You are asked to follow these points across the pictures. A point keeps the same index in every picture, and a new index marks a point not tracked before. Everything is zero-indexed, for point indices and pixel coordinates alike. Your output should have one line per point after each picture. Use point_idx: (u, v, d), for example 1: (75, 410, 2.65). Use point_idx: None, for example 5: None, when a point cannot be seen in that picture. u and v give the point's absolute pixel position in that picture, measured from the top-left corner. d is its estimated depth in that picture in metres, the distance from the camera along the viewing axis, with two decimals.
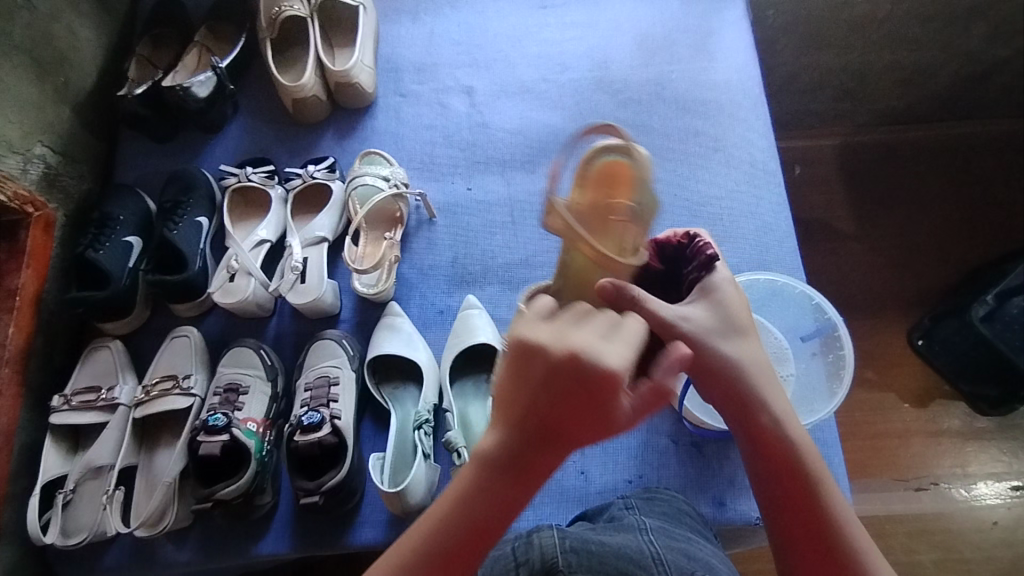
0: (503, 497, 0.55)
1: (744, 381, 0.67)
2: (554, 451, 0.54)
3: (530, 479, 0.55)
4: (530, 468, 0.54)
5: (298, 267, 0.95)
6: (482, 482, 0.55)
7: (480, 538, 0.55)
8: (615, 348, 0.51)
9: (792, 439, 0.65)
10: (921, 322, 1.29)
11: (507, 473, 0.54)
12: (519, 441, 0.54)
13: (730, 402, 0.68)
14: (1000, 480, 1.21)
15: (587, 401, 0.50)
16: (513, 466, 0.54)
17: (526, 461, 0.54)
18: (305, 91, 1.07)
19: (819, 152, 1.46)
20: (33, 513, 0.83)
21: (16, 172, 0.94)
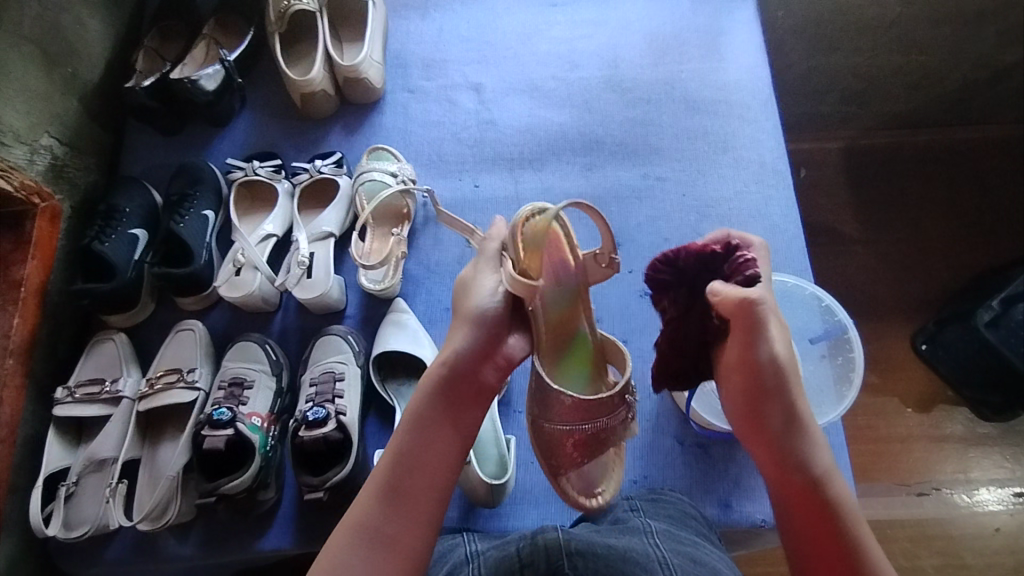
0: (452, 410, 0.68)
1: (779, 421, 0.67)
2: (472, 357, 0.68)
3: (465, 396, 0.68)
4: (459, 379, 0.68)
5: (304, 262, 0.94)
6: (438, 396, 0.68)
7: (428, 451, 0.65)
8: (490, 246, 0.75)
9: (824, 480, 0.65)
10: (926, 326, 1.28)
11: (454, 384, 0.68)
12: (461, 354, 0.68)
13: (764, 423, 0.68)
14: (1002, 486, 1.20)
15: (465, 304, 0.72)
16: (459, 377, 0.68)
17: (454, 376, 0.68)
18: (313, 86, 1.06)
19: (825, 154, 1.46)
20: (36, 506, 0.82)
21: (22, 163, 0.94)
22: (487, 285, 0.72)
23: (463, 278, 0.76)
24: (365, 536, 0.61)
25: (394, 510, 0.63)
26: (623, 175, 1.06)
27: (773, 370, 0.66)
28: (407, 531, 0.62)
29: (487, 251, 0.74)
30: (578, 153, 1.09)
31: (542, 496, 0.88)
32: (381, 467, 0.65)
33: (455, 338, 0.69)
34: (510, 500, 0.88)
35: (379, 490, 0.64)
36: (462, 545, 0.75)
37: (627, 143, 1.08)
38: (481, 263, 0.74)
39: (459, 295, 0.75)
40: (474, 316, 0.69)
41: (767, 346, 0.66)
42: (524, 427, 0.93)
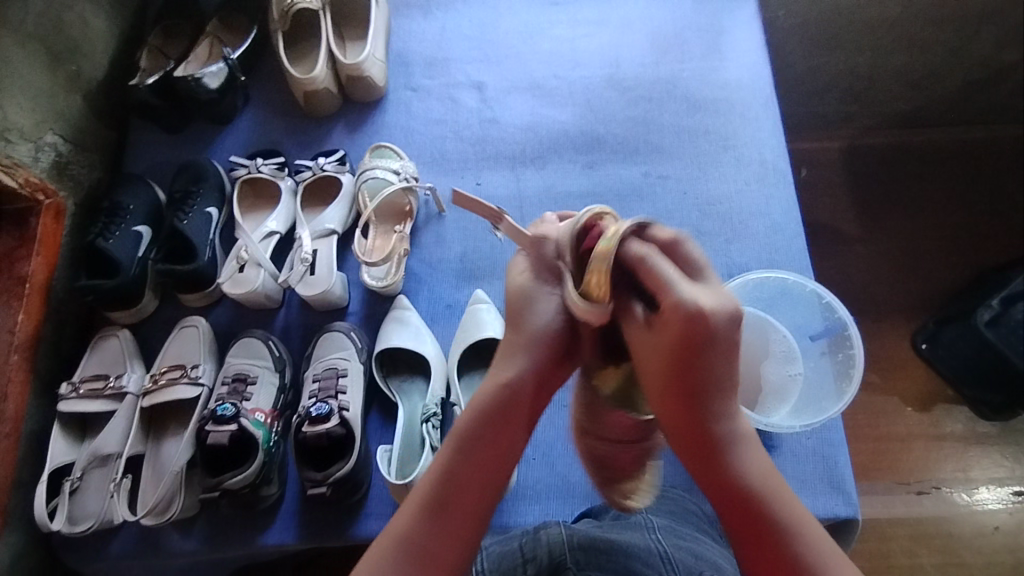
0: (506, 430, 0.63)
1: (703, 391, 0.58)
2: (532, 379, 0.64)
3: (519, 416, 0.64)
4: (515, 401, 0.63)
5: (308, 259, 0.95)
6: (494, 411, 0.63)
7: (478, 469, 0.61)
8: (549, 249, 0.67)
9: (774, 501, 0.57)
10: (926, 325, 1.28)
11: (511, 402, 0.63)
12: (521, 377, 0.64)
13: (695, 442, 0.59)
14: (1002, 485, 1.20)
15: (524, 322, 0.66)
16: (515, 396, 0.63)
17: (508, 396, 0.63)
18: (316, 84, 1.07)
19: (826, 154, 1.46)
20: (40, 500, 0.83)
21: (27, 159, 0.94)
22: (548, 301, 0.66)
23: (514, 284, 0.68)
24: (403, 549, 0.58)
25: (439, 527, 0.59)
26: (624, 174, 1.07)
27: (705, 380, 0.57)
28: (450, 548, 0.58)
29: (543, 256, 0.67)
30: (580, 152, 1.09)
31: (544, 492, 0.89)
32: (426, 484, 0.61)
33: (518, 360, 0.65)
34: (512, 496, 0.88)
35: (424, 507, 0.60)
36: None
37: (629, 142, 1.09)
38: (540, 272, 0.67)
39: (512, 305, 0.67)
40: (535, 339, 0.65)
41: (706, 352, 0.55)
42: None
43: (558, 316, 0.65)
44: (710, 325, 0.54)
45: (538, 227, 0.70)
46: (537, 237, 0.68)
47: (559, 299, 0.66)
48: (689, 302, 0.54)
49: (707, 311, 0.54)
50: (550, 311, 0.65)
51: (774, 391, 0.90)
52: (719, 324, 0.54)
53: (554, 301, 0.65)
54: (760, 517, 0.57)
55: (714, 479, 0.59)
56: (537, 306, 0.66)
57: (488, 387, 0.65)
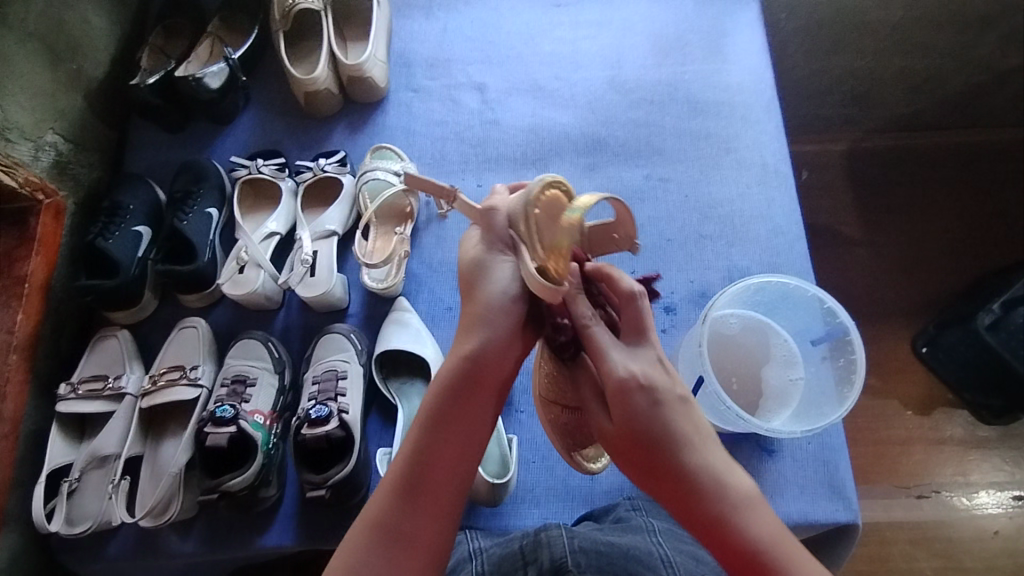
0: (472, 409, 0.64)
1: (668, 443, 0.60)
2: (496, 347, 0.66)
3: (482, 388, 0.65)
4: (481, 370, 0.65)
5: (308, 260, 0.94)
6: (459, 391, 0.64)
7: (447, 444, 0.63)
8: (500, 217, 0.68)
9: (783, 558, 0.54)
10: (926, 329, 1.28)
11: (475, 381, 0.65)
12: (483, 350, 0.65)
13: (677, 503, 0.59)
14: (1002, 489, 1.20)
15: (482, 289, 0.67)
16: (477, 372, 0.65)
17: (474, 367, 0.65)
18: (317, 84, 1.06)
19: (828, 157, 1.46)
20: (38, 502, 0.83)
21: (27, 159, 0.94)
22: (503, 270, 0.67)
23: (468, 258, 0.70)
24: (384, 535, 0.59)
25: (412, 505, 0.60)
26: (626, 176, 1.07)
27: (665, 437, 0.60)
28: (426, 527, 0.60)
29: (495, 227, 0.68)
30: (581, 153, 1.09)
31: (543, 495, 0.88)
32: (397, 466, 0.63)
33: (475, 337, 0.66)
34: (512, 499, 0.88)
35: (396, 486, 0.61)
36: (464, 543, 0.74)
37: (630, 144, 1.09)
38: (493, 243, 0.68)
39: (467, 277, 0.69)
40: (493, 305, 0.66)
41: (653, 410, 0.61)
42: (525, 426, 0.93)
43: (515, 283, 0.67)
44: (644, 384, 0.62)
45: (488, 199, 0.72)
46: (486, 209, 0.69)
47: (514, 267, 0.67)
48: (621, 369, 0.64)
49: (635, 373, 0.63)
50: (506, 278, 0.67)
51: (774, 395, 0.91)
52: (652, 384, 0.63)
53: (508, 269, 0.67)
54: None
55: (714, 544, 0.57)
56: (494, 275, 0.67)
57: (452, 361, 0.66)
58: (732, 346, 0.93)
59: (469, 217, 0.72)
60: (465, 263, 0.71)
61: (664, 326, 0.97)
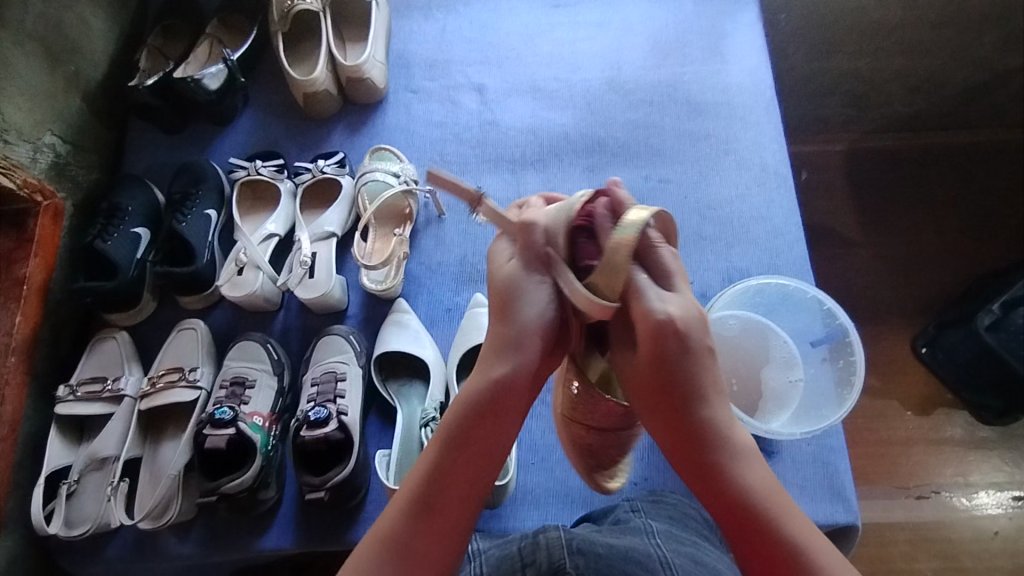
0: (493, 425, 0.60)
1: (688, 390, 0.58)
2: (527, 369, 0.60)
3: (507, 408, 0.60)
4: (506, 392, 0.60)
5: (307, 261, 0.94)
6: (480, 406, 0.59)
7: (466, 463, 0.59)
8: (539, 232, 0.61)
9: (782, 517, 0.55)
10: (926, 329, 1.28)
11: (498, 396, 0.60)
12: (512, 372, 0.60)
13: (686, 448, 0.58)
14: (1002, 489, 1.20)
15: (514, 311, 0.60)
16: (501, 387, 0.60)
17: (499, 390, 0.60)
18: (316, 85, 1.06)
19: (827, 157, 1.46)
20: (37, 504, 0.83)
21: (26, 161, 0.94)
22: (539, 293, 0.61)
23: (500, 275, 0.63)
24: (396, 558, 0.56)
25: (426, 525, 0.58)
26: (625, 177, 1.07)
27: (688, 386, 0.58)
28: (439, 547, 0.57)
29: (532, 244, 0.61)
30: (580, 154, 1.09)
31: (543, 497, 0.88)
32: (411, 483, 0.60)
33: (503, 354, 0.60)
34: (511, 501, 0.88)
35: (410, 504, 0.58)
36: (462, 545, 0.74)
37: (629, 145, 1.09)
38: (529, 261, 0.62)
39: (500, 295, 0.62)
40: (530, 329, 0.60)
41: (683, 358, 0.57)
42: (525, 428, 0.93)
43: (551, 308, 0.60)
44: (680, 330, 0.57)
45: (524, 211, 0.65)
46: (525, 222, 0.62)
47: (551, 289, 0.61)
48: (658, 312, 0.57)
49: (675, 317, 0.57)
50: (544, 302, 0.60)
51: (773, 396, 0.91)
52: (690, 332, 0.58)
53: (546, 291, 0.61)
54: (768, 531, 0.55)
55: (711, 495, 0.57)
56: (528, 297, 0.61)
57: (476, 381, 0.61)
58: (733, 346, 0.93)
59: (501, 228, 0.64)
60: (495, 278, 0.64)
61: None
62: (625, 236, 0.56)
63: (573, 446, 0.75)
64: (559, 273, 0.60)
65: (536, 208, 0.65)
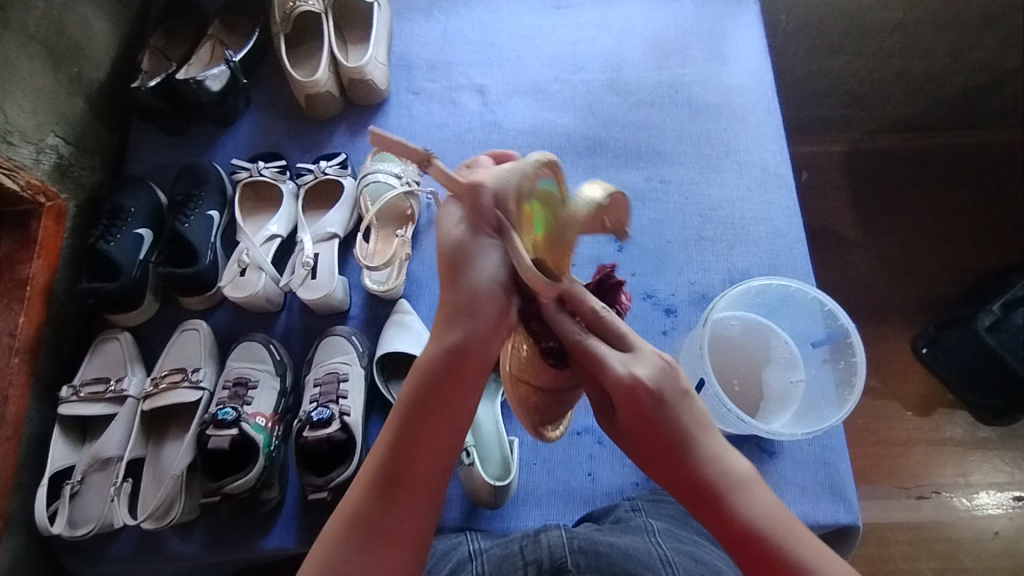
0: (450, 396, 0.60)
1: (671, 437, 0.59)
2: (480, 337, 0.60)
3: (463, 377, 0.61)
4: (461, 360, 0.60)
5: (309, 263, 0.94)
6: (436, 379, 0.60)
7: (425, 439, 0.60)
8: (489, 195, 0.57)
9: (788, 542, 0.56)
10: (926, 330, 1.29)
11: (453, 370, 0.60)
12: (463, 338, 0.60)
13: (689, 493, 0.59)
14: (1002, 489, 1.20)
15: (464, 273, 0.60)
16: (453, 358, 0.60)
17: (454, 357, 0.60)
18: (318, 87, 1.07)
19: (827, 159, 1.46)
20: (41, 504, 0.83)
21: (29, 162, 0.94)
22: (490, 258, 0.59)
23: (449, 239, 0.61)
24: (364, 533, 0.58)
25: (391, 503, 0.58)
26: (626, 178, 1.07)
27: (675, 435, 0.58)
28: (407, 520, 0.58)
29: (481, 207, 0.58)
30: (581, 155, 1.09)
31: (544, 497, 0.89)
32: (375, 459, 0.61)
33: (453, 322, 0.60)
34: (513, 501, 0.88)
35: (375, 482, 0.59)
36: (464, 544, 0.74)
37: (630, 146, 1.09)
38: (477, 225, 0.59)
39: (450, 261, 0.61)
40: (478, 289, 0.59)
41: (661, 412, 0.58)
42: (526, 428, 0.93)
43: (503, 273, 0.60)
44: (650, 388, 0.58)
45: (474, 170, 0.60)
46: (472, 186, 0.57)
47: (501, 253, 0.59)
48: (625, 374, 0.58)
49: (640, 379, 0.58)
50: (494, 269, 0.59)
51: (775, 397, 0.91)
52: (658, 387, 0.58)
53: (497, 256, 0.59)
54: (778, 562, 0.56)
55: (723, 532, 0.58)
56: (478, 262, 0.59)
57: (432, 349, 0.61)
58: (734, 347, 0.93)
59: (452, 188, 0.59)
60: (444, 244, 0.62)
61: (664, 328, 0.97)
62: (579, 209, 0.60)
63: (520, 408, 0.71)
64: (510, 242, 0.58)
65: (483, 171, 0.61)
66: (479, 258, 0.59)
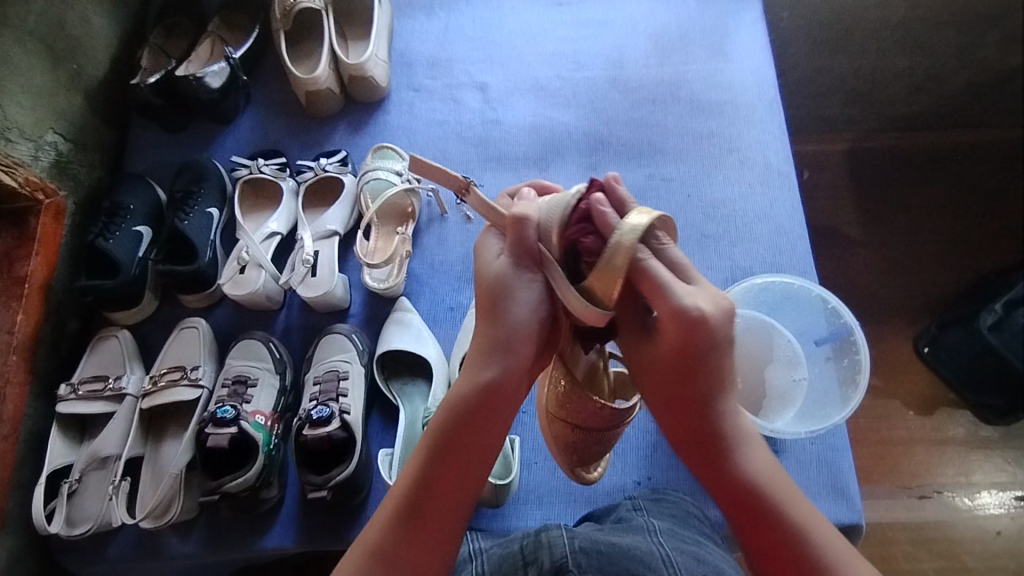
0: (480, 432, 0.60)
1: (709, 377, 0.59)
2: (514, 377, 0.61)
3: (495, 414, 0.61)
4: (496, 397, 0.60)
5: (309, 260, 0.94)
6: (466, 414, 0.60)
7: (453, 471, 0.59)
8: (535, 227, 0.60)
9: (782, 500, 0.58)
10: (929, 328, 1.26)
11: (484, 404, 0.60)
12: (496, 375, 0.60)
13: (700, 441, 0.60)
14: (1005, 490, 1.18)
15: (502, 308, 0.60)
16: (486, 394, 0.60)
17: (487, 394, 0.60)
18: (318, 84, 1.06)
19: (830, 158, 1.49)
20: (38, 502, 0.82)
21: (27, 159, 0.93)
22: (528, 293, 0.60)
23: (489, 272, 0.62)
24: (383, 565, 0.57)
25: (415, 533, 0.58)
26: (628, 176, 1.06)
27: (706, 383, 0.59)
28: (428, 556, 0.58)
29: (524, 240, 0.60)
30: (583, 153, 1.09)
31: (545, 496, 0.88)
32: (401, 487, 0.60)
33: (490, 355, 0.60)
34: (513, 500, 0.88)
35: (400, 510, 0.59)
36: (464, 544, 0.73)
37: (632, 144, 1.08)
38: (518, 257, 0.61)
39: (489, 293, 0.62)
40: (520, 328, 0.60)
41: (710, 358, 0.58)
42: (528, 427, 0.93)
43: (539, 310, 0.61)
44: (710, 327, 0.56)
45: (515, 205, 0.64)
46: (518, 218, 0.61)
47: (542, 288, 0.61)
48: (689, 307, 0.56)
49: (707, 314, 0.56)
50: (534, 302, 0.60)
51: (777, 396, 0.90)
52: (718, 328, 0.57)
53: (536, 291, 0.60)
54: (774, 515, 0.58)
55: (721, 484, 0.60)
56: (517, 297, 0.60)
57: (462, 383, 0.61)
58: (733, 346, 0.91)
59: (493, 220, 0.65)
60: (484, 276, 0.63)
61: None
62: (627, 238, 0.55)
63: (556, 444, 0.72)
64: (551, 274, 0.60)
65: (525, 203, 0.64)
66: (523, 286, 0.60)
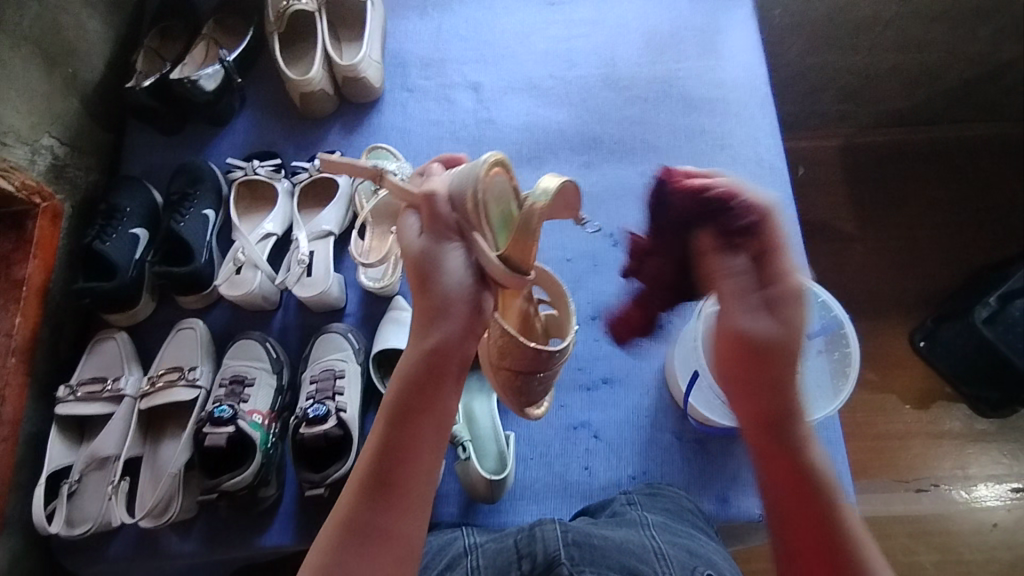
0: (433, 397, 0.61)
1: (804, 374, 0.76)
2: (459, 337, 0.61)
3: (445, 376, 0.62)
4: (441, 359, 0.61)
5: (304, 261, 0.95)
6: (418, 379, 0.61)
7: (416, 437, 0.60)
8: (445, 199, 0.63)
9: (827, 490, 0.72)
10: (924, 323, 1.29)
11: (432, 371, 0.61)
12: (442, 339, 0.61)
13: (762, 423, 0.76)
14: (1001, 482, 1.21)
15: (431, 275, 0.62)
16: (432, 358, 0.61)
17: (435, 357, 0.61)
18: (312, 85, 1.07)
19: (824, 153, 1.46)
20: (39, 503, 0.83)
21: (23, 163, 0.94)
22: (455, 260, 0.62)
23: (413, 249, 0.64)
24: (359, 537, 0.57)
25: (385, 501, 0.58)
26: (621, 174, 1.07)
27: (791, 378, 0.76)
28: (401, 522, 0.58)
29: (438, 212, 0.63)
30: (576, 151, 1.10)
31: (541, 491, 0.89)
32: (365, 459, 0.61)
33: (430, 324, 0.62)
34: (509, 496, 0.89)
35: (366, 482, 0.59)
36: (461, 539, 0.74)
37: (625, 141, 1.09)
38: (434, 231, 0.63)
39: (417, 271, 0.63)
40: (453, 295, 0.62)
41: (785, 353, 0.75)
42: (523, 424, 0.93)
43: (470, 272, 0.63)
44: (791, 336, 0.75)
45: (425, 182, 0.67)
46: (427, 194, 0.64)
47: (466, 252, 0.63)
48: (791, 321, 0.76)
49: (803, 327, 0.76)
50: (460, 268, 0.62)
51: None
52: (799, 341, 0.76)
53: (461, 258, 0.62)
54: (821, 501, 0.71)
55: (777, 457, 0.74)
56: (444, 264, 0.62)
57: (412, 351, 0.62)
58: None
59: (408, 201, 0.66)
60: (408, 255, 0.65)
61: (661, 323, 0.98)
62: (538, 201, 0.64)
63: (505, 392, 0.71)
64: (472, 238, 0.62)
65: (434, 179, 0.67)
66: (444, 258, 0.62)
